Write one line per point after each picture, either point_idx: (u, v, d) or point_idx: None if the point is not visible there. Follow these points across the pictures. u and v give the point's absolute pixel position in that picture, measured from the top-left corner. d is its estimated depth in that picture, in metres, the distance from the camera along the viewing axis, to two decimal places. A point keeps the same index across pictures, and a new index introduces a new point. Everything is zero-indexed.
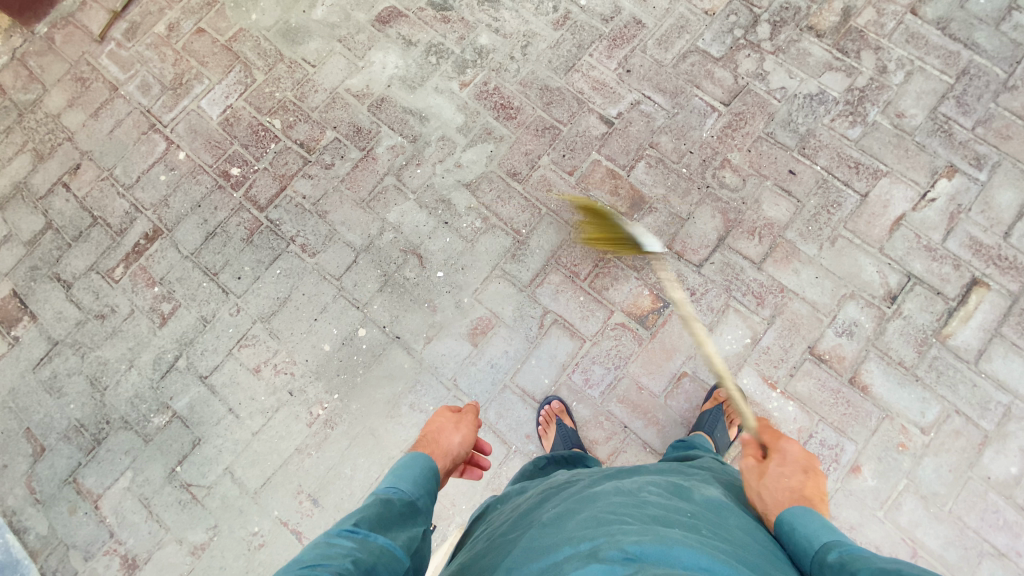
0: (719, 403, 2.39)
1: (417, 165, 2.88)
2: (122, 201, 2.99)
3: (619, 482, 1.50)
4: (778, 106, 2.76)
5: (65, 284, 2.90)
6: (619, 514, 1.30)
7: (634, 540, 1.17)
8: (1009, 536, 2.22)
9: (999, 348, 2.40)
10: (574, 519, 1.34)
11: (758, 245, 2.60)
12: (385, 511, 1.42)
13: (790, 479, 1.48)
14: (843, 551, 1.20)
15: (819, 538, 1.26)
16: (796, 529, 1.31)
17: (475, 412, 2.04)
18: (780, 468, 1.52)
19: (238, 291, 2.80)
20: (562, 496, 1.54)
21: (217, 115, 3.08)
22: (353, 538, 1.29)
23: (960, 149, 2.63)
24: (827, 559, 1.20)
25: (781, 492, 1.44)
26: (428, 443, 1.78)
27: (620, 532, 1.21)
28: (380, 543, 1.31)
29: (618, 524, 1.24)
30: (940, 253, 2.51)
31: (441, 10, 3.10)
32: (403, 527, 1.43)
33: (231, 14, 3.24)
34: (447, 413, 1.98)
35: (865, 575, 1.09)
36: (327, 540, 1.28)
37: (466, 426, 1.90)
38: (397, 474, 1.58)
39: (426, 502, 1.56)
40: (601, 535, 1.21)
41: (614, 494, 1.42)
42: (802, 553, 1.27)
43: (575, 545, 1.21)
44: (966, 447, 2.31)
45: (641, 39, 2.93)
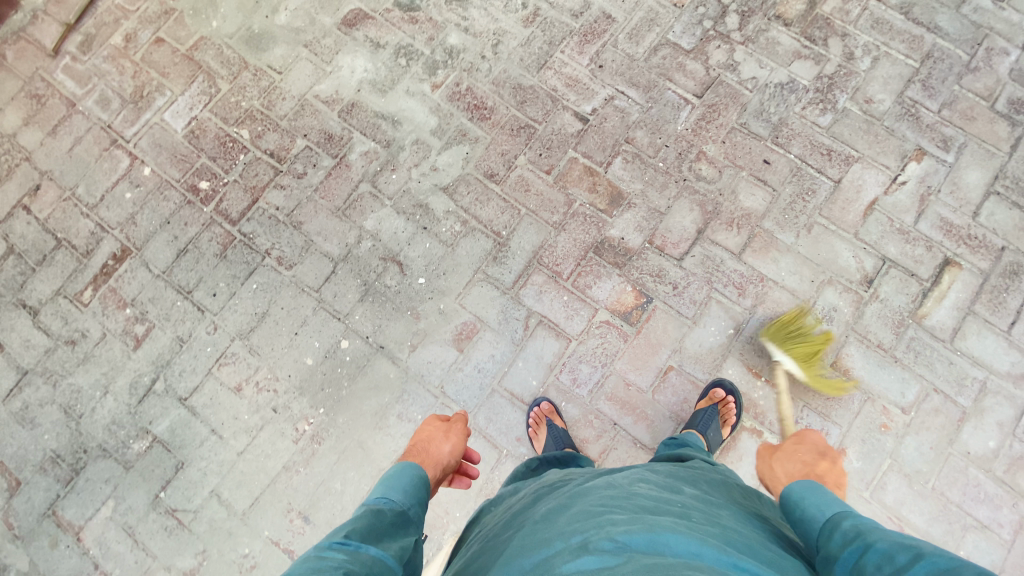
0: (714, 403, 2.38)
1: (393, 170, 2.83)
2: (86, 221, 2.89)
3: (610, 478, 1.50)
4: (750, 96, 2.78)
5: (32, 310, 2.80)
6: (609, 506, 1.30)
7: (624, 530, 1.17)
8: (990, 508, 2.29)
9: (973, 325, 2.46)
10: (564, 513, 1.33)
11: (737, 235, 2.62)
12: (375, 521, 1.38)
13: (802, 454, 1.62)
14: (856, 522, 1.20)
15: (832, 508, 1.28)
16: (806, 499, 1.36)
17: (464, 419, 2.03)
18: (797, 448, 1.67)
19: (214, 308, 2.73)
20: (554, 494, 1.53)
21: (182, 128, 2.98)
22: (345, 550, 1.23)
23: (927, 133, 2.67)
24: (840, 524, 1.21)
25: (789, 466, 1.58)
26: (418, 453, 1.78)
27: (610, 523, 1.20)
28: (372, 553, 1.26)
29: (608, 516, 1.24)
30: (912, 235, 2.56)
31: (408, 10, 3.04)
32: (395, 536, 1.40)
33: (190, 22, 3.13)
34: (437, 422, 1.98)
35: (890, 540, 1.10)
36: (318, 554, 1.21)
37: (456, 434, 1.90)
38: (387, 485, 1.56)
39: (417, 511, 1.54)
40: (592, 527, 1.21)
41: (604, 488, 1.41)
42: (812, 522, 1.28)
43: (566, 539, 1.20)
44: (946, 424, 2.37)
45: (612, 33, 2.91)
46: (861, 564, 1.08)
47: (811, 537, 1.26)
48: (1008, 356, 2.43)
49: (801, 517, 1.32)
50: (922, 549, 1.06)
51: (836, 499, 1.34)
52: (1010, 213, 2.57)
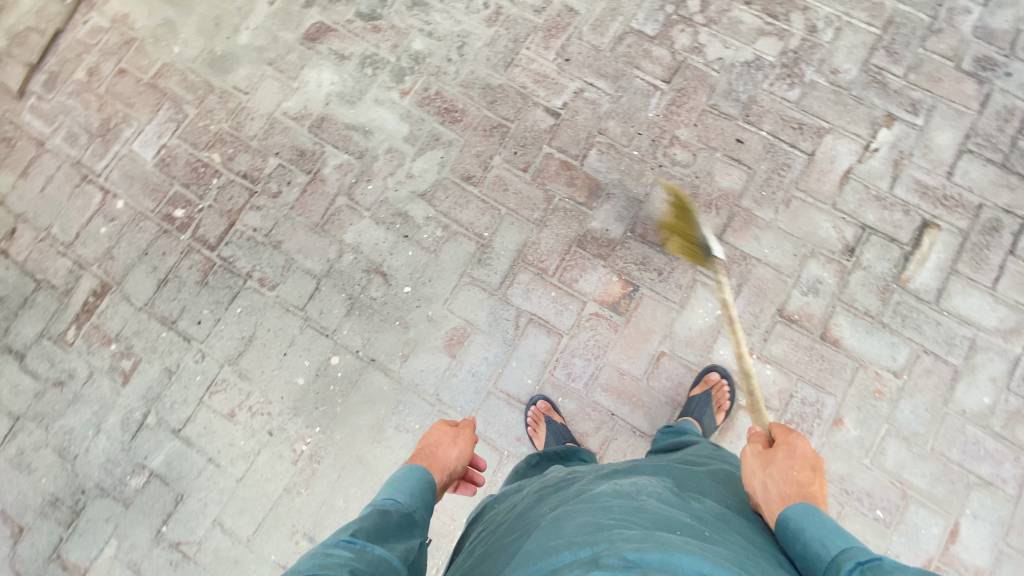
0: (708, 387, 2.41)
1: (369, 181, 2.81)
2: (63, 260, 2.84)
3: (619, 485, 1.49)
4: (718, 77, 2.79)
5: (17, 355, 2.75)
6: (618, 519, 1.28)
7: (635, 546, 1.15)
8: (990, 464, 2.31)
9: (957, 284, 2.47)
10: (572, 522, 1.32)
11: (717, 216, 2.63)
12: (382, 522, 1.39)
13: (789, 467, 1.48)
14: (861, 563, 1.18)
15: (835, 545, 1.24)
16: (805, 531, 1.30)
17: (472, 425, 2.00)
18: (786, 460, 1.51)
19: (201, 336, 2.70)
20: (559, 496, 1.52)
21: (152, 157, 2.95)
22: (350, 548, 1.25)
23: (895, 98, 2.69)
24: (844, 567, 1.18)
25: (784, 484, 1.44)
26: (425, 456, 1.76)
27: (621, 539, 1.18)
28: (378, 553, 1.27)
29: (618, 531, 1.22)
30: (889, 201, 2.58)
31: (370, 20, 3.03)
32: (400, 539, 1.40)
33: (151, 50, 3.09)
34: (445, 427, 1.96)
35: None
36: (324, 551, 1.23)
37: (464, 441, 1.88)
38: (394, 486, 1.55)
39: (423, 514, 1.52)
40: (601, 541, 1.19)
41: (612, 498, 1.40)
42: (816, 562, 1.24)
43: (575, 551, 1.19)
44: (939, 384, 2.38)
45: (576, 26, 2.91)
46: None
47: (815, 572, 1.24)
48: (995, 311, 2.44)
49: (802, 551, 1.29)
50: None
51: (835, 530, 1.27)
52: (984, 170, 2.59)
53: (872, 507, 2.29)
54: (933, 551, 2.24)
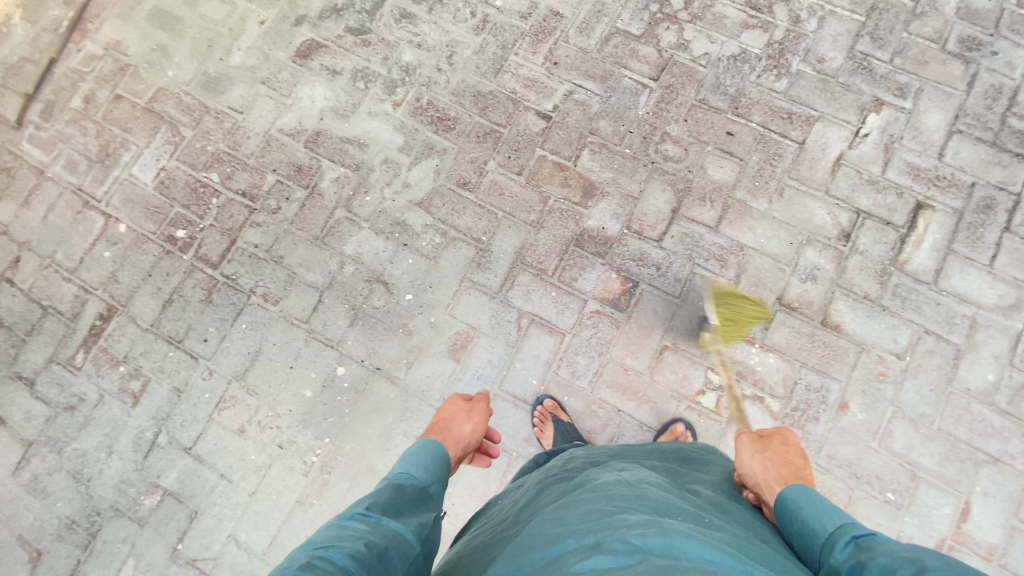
0: (676, 436, 2.37)
1: (366, 193, 2.84)
2: (69, 285, 2.88)
3: (622, 475, 1.51)
4: (705, 72, 2.82)
5: (28, 382, 2.78)
6: (621, 507, 1.30)
7: (638, 532, 1.16)
8: (998, 441, 2.31)
9: (954, 264, 2.49)
10: (575, 510, 1.34)
11: (712, 209, 2.65)
12: (396, 496, 1.41)
13: (783, 452, 1.63)
14: (856, 538, 1.25)
15: (831, 521, 1.30)
16: (802, 508, 1.37)
17: (486, 399, 2.05)
18: (780, 445, 1.66)
19: (207, 354, 2.73)
20: (563, 486, 1.54)
21: (151, 180, 2.99)
22: (365, 521, 1.28)
23: (882, 83, 2.72)
24: (840, 539, 1.25)
25: (782, 465, 1.57)
26: (440, 432, 1.82)
27: (624, 526, 1.20)
28: (393, 526, 1.30)
29: (621, 517, 1.24)
30: (882, 184, 2.60)
31: (360, 34, 3.07)
32: (415, 511, 1.42)
33: (146, 75, 3.15)
34: (460, 401, 2.01)
35: (889, 562, 1.14)
36: (340, 523, 1.27)
37: (478, 415, 1.92)
38: (409, 460, 1.58)
39: (437, 488, 1.55)
40: (605, 528, 1.21)
41: (615, 487, 1.42)
42: (813, 538, 1.30)
43: (579, 538, 1.20)
44: (942, 364, 2.39)
45: (562, 30, 2.95)
46: None
47: (811, 549, 1.30)
48: (994, 289, 2.45)
49: (799, 530, 1.35)
50: (925, 564, 1.12)
51: (830, 507, 1.35)
52: (975, 149, 2.60)
53: (883, 490, 2.30)
54: (945, 530, 2.24)
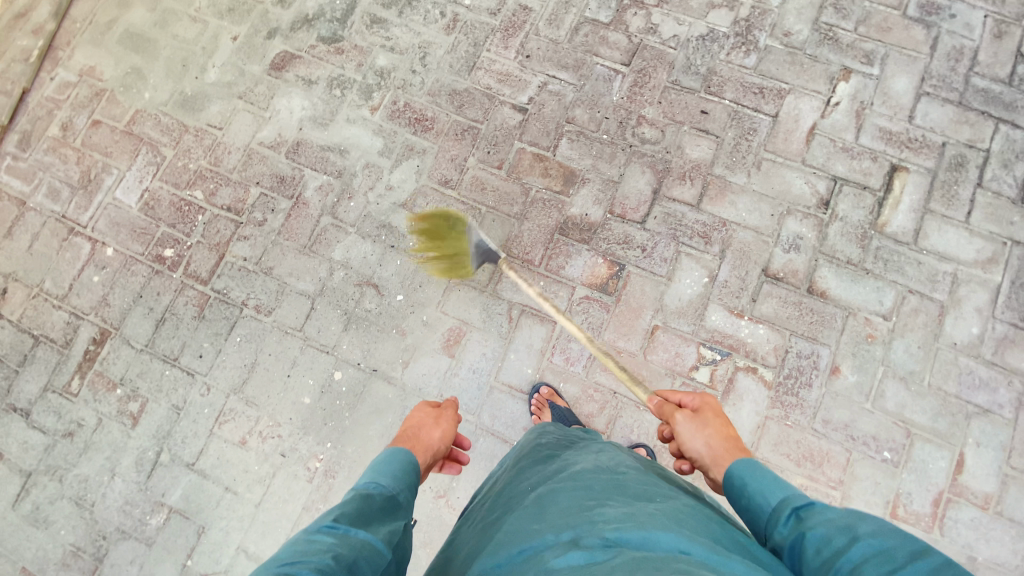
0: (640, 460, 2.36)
1: (350, 198, 2.86)
2: (59, 313, 2.89)
3: (598, 464, 1.54)
4: (675, 54, 2.86)
5: (24, 412, 2.79)
6: (599, 499, 1.33)
7: (615, 526, 1.20)
8: (988, 392, 2.35)
9: (932, 223, 2.53)
10: (553, 502, 1.37)
11: (692, 187, 2.68)
12: (365, 506, 1.42)
13: (718, 424, 1.75)
14: (796, 508, 1.35)
15: (774, 496, 1.42)
16: (748, 485, 1.49)
17: (453, 406, 2.07)
18: (711, 416, 1.78)
19: (204, 369, 2.74)
20: (540, 474, 1.58)
21: (135, 202, 3.00)
22: (333, 534, 1.29)
23: (849, 52, 2.76)
24: (781, 513, 1.37)
25: (720, 439, 1.70)
26: (408, 439, 1.80)
27: (601, 520, 1.23)
28: (361, 538, 1.31)
29: (598, 510, 1.27)
30: (856, 150, 2.64)
31: (332, 42, 3.10)
32: (383, 520, 1.44)
33: (122, 98, 3.16)
34: (427, 409, 2.01)
35: (822, 531, 1.24)
36: (307, 537, 1.27)
37: (446, 422, 1.93)
38: (377, 469, 1.58)
39: (407, 496, 1.56)
40: (583, 522, 1.24)
41: (591, 477, 1.46)
42: (761, 512, 1.43)
43: (557, 533, 1.23)
44: (928, 321, 2.43)
45: (532, 23, 2.98)
46: (803, 552, 1.25)
47: (761, 523, 1.42)
48: (972, 244, 2.49)
49: (747, 505, 1.48)
50: (857, 531, 1.20)
51: (773, 481, 1.46)
52: (944, 109, 2.64)
53: (879, 450, 2.33)
54: (942, 483, 2.29)
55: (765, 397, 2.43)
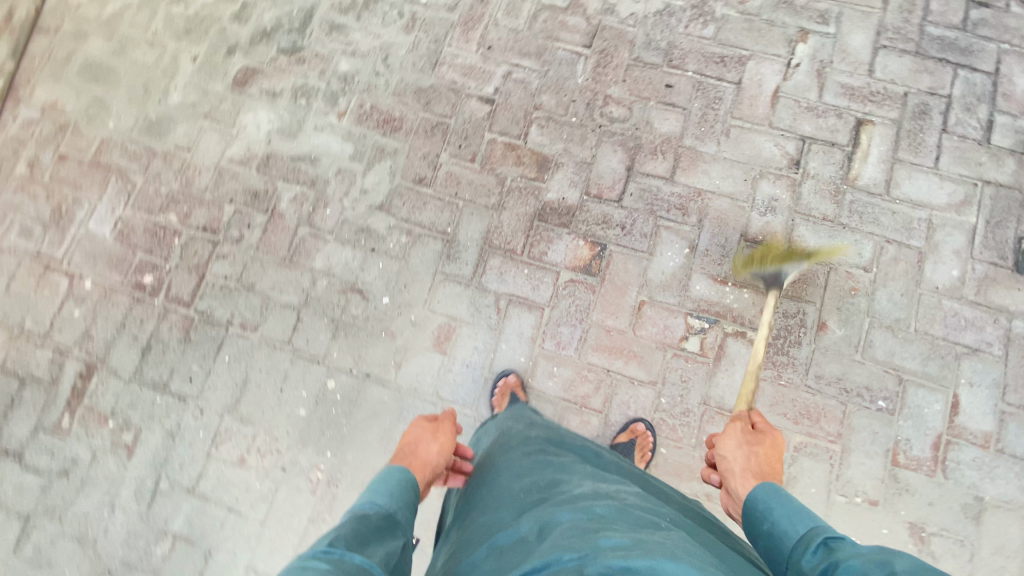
0: (634, 436, 2.37)
1: (326, 206, 2.85)
2: (43, 351, 2.84)
3: (601, 486, 1.49)
4: (634, 32, 2.88)
5: (16, 454, 2.74)
6: (603, 523, 1.28)
7: (620, 552, 1.14)
8: (974, 332, 2.38)
9: (902, 172, 2.56)
10: (554, 524, 1.31)
11: (664, 161, 2.70)
12: (361, 528, 1.40)
13: (768, 453, 1.70)
14: (825, 539, 1.33)
15: (801, 525, 1.39)
16: (773, 512, 1.47)
17: (453, 417, 1.98)
18: (762, 442, 1.73)
19: (195, 392, 2.71)
20: (536, 483, 1.51)
21: (110, 232, 2.97)
22: (329, 559, 1.25)
23: (804, 13, 2.79)
24: (808, 543, 1.34)
25: (758, 464, 1.66)
26: (406, 457, 1.77)
27: (605, 545, 1.17)
28: (357, 561, 1.28)
29: (604, 535, 1.21)
30: (821, 109, 2.67)
31: (293, 53, 3.09)
32: (380, 542, 1.42)
33: (87, 130, 3.13)
34: (425, 422, 1.94)
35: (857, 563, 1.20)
36: (301, 564, 1.22)
37: (444, 434, 1.86)
38: (373, 490, 1.58)
39: (405, 514, 1.55)
40: (587, 547, 1.18)
41: (592, 500, 1.40)
42: (787, 539, 1.40)
43: (560, 557, 1.17)
44: (908, 269, 2.46)
45: (490, 15, 2.99)
46: None
47: (783, 549, 1.40)
48: (943, 189, 2.53)
49: (769, 530, 1.45)
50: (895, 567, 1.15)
51: (797, 509, 1.44)
52: (902, 59, 2.68)
53: (874, 400, 2.35)
54: (938, 426, 2.32)
55: (757, 360, 2.44)
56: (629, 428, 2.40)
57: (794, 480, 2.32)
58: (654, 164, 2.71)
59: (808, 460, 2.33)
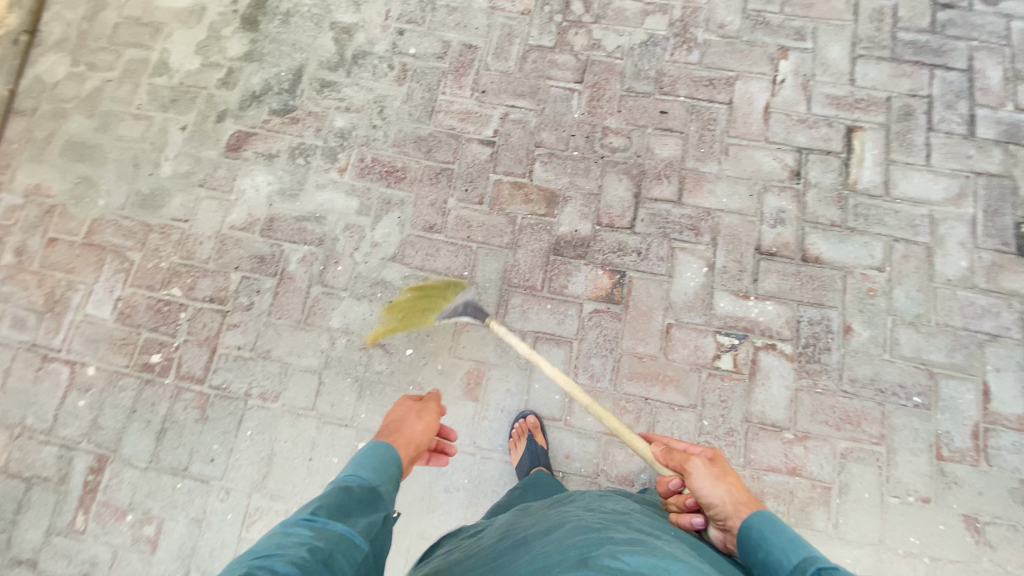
0: None
1: (337, 263, 2.80)
2: (49, 448, 2.67)
3: (603, 505, 1.64)
4: (623, 64, 2.96)
5: (27, 564, 2.53)
6: (607, 528, 1.43)
7: (624, 548, 1.29)
8: (992, 319, 2.45)
9: (898, 172, 2.66)
10: (562, 532, 1.46)
11: (669, 184, 2.75)
12: (344, 499, 1.54)
13: (735, 479, 1.71)
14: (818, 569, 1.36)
15: (796, 554, 1.41)
16: (768, 540, 1.47)
17: (436, 398, 2.10)
18: (725, 471, 1.72)
19: (218, 473, 2.58)
20: (550, 512, 1.66)
21: (110, 314, 2.84)
22: (311, 526, 1.42)
23: (781, 32, 2.92)
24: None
25: (739, 492, 1.64)
26: (391, 433, 1.85)
27: (611, 542, 1.33)
28: (338, 530, 1.43)
29: (608, 535, 1.37)
30: (811, 120, 2.78)
31: (286, 113, 3.07)
32: (364, 512, 1.55)
33: (75, 211, 3.02)
34: (411, 401, 2.04)
35: None
36: (285, 531, 1.40)
37: (429, 415, 1.97)
38: (359, 461, 1.69)
39: (389, 487, 1.67)
40: (593, 544, 1.33)
41: (596, 514, 1.54)
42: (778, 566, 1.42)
43: (567, 552, 1.32)
44: (919, 264, 2.53)
45: (480, 59, 3.04)
46: None
47: None
48: (939, 184, 2.63)
49: (763, 559, 1.45)
50: None
51: (794, 539, 1.45)
52: (879, 67, 2.81)
53: (909, 396, 2.39)
54: (975, 415, 2.36)
55: (790, 371, 2.46)
56: None
57: (846, 487, 2.31)
58: (660, 188, 2.76)
59: (856, 465, 2.33)
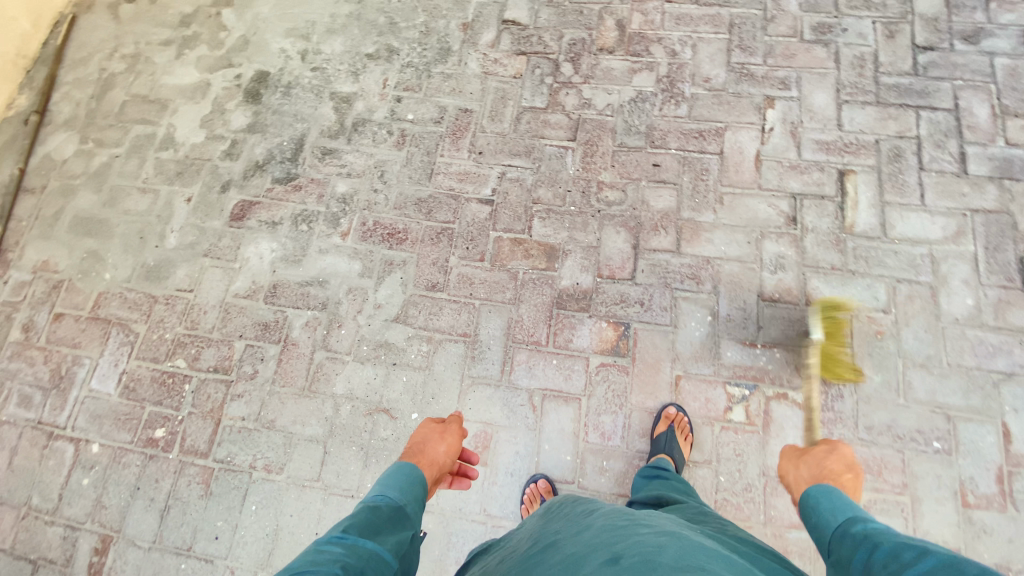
0: (671, 422, 2.41)
1: (340, 327, 2.81)
2: (54, 528, 2.62)
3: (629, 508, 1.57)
4: (614, 120, 3.05)
5: None
6: (634, 523, 1.38)
7: (654, 540, 1.24)
8: (1005, 357, 2.42)
9: (893, 213, 2.69)
10: (589, 532, 1.40)
11: (667, 235, 2.78)
12: (373, 516, 1.52)
13: (823, 460, 1.76)
14: (865, 525, 1.41)
15: (843, 513, 1.49)
16: (820, 504, 1.57)
17: (459, 420, 2.12)
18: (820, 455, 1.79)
19: (223, 552, 2.51)
20: (577, 512, 1.60)
21: (114, 389, 2.83)
22: (342, 543, 1.39)
23: (766, 82, 3.01)
24: (851, 529, 1.42)
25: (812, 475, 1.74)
26: (414, 453, 1.87)
27: (639, 535, 1.28)
28: (369, 547, 1.41)
29: (636, 529, 1.33)
30: (803, 166, 2.83)
31: (289, 181, 3.15)
32: (392, 531, 1.53)
33: (82, 284, 3.06)
34: (433, 423, 2.06)
35: (891, 542, 1.28)
36: (317, 547, 1.37)
37: (451, 436, 1.99)
38: (386, 483, 1.68)
39: (415, 509, 1.65)
40: (621, 539, 1.28)
41: (624, 512, 1.49)
42: (825, 527, 1.51)
43: (598, 548, 1.27)
44: (925, 305, 2.52)
45: (476, 122, 3.14)
46: (871, 562, 1.28)
47: (824, 535, 1.49)
48: (936, 223, 2.65)
49: (817, 521, 1.55)
50: (929, 547, 1.23)
51: (849, 502, 1.53)
52: (866, 111, 2.89)
53: (929, 442, 2.33)
54: (999, 459, 2.29)
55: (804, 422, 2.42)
56: (664, 414, 2.44)
57: None
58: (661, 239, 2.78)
59: (881, 517, 2.25)
